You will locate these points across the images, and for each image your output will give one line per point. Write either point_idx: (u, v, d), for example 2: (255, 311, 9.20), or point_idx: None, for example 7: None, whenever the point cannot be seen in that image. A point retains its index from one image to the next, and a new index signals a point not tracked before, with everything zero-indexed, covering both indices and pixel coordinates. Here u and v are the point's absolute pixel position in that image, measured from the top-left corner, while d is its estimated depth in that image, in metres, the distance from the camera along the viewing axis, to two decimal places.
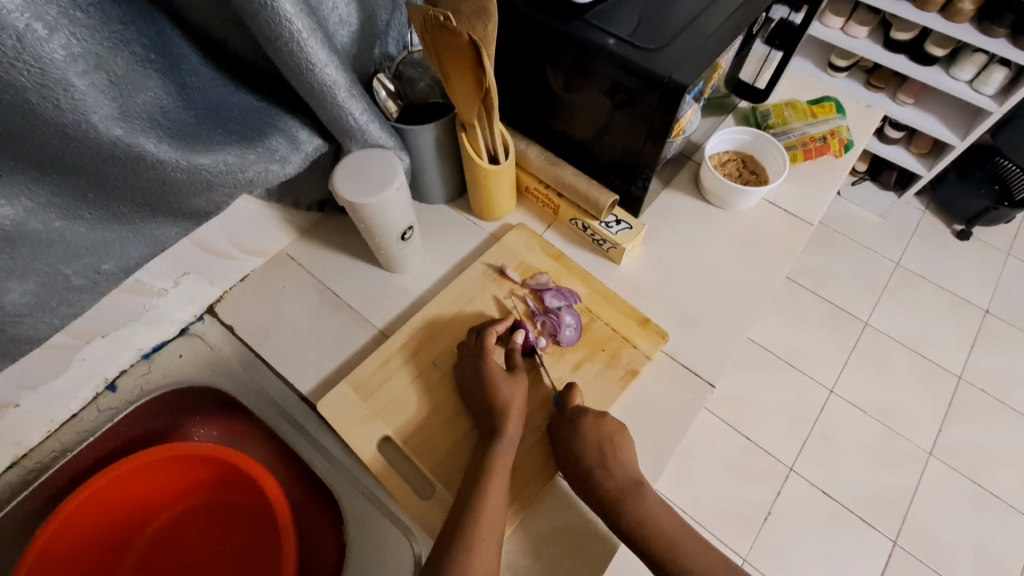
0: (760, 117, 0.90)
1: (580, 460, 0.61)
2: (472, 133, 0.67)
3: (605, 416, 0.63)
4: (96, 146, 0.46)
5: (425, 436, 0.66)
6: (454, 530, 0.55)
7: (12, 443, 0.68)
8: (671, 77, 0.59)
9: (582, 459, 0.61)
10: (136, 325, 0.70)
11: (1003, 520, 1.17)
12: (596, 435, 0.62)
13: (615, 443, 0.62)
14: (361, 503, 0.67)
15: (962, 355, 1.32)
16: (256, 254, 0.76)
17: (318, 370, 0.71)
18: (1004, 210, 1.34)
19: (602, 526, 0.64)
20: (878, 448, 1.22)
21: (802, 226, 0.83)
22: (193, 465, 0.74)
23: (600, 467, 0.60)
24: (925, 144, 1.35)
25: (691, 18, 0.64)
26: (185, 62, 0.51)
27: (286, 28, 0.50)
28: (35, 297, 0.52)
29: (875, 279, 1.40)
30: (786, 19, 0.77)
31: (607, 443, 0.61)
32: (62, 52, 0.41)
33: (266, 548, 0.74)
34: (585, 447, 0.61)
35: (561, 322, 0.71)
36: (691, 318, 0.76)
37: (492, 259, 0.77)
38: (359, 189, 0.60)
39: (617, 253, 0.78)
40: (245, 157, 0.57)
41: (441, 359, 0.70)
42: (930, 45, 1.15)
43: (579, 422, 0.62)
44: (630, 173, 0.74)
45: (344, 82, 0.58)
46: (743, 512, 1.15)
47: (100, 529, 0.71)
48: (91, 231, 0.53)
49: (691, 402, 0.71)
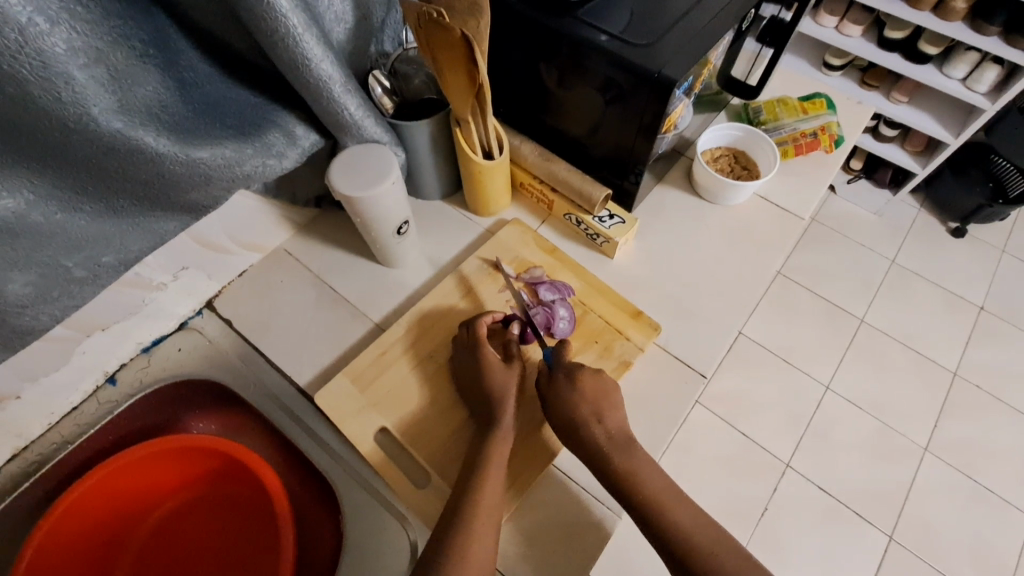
0: (752, 114, 0.92)
1: (568, 414, 0.62)
2: (466, 129, 0.68)
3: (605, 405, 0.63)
4: (96, 139, 0.47)
5: (421, 427, 0.67)
6: (451, 517, 0.56)
7: (13, 435, 0.69)
8: (661, 72, 0.60)
9: (574, 446, 0.62)
10: (135, 319, 0.71)
11: (998, 515, 1.18)
12: (590, 396, 0.62)
13: (608, 403, 0.62)
14: (358, 494, 0.68)
15: (957, 352, 1.33)
16: (253, 249, 0.77)
17: (316, 363, 0.72)
18: (998, 208, 1.35)
19: (597, 511, 0.65)
20: (875, 444, 1.22)
21: (793, 220, 0.84)
22: (192, 458, 0.75)
23: (596, 421, 0.61)
24: (919, 142, 1.36)
25: (681, 14, 0.65)
26: (183, 58, 0.52)
27: (282, 24, 0.51)
28: (36, 288, 0.53)
29: (870, 276, 1.41)
30: (777, 17, 0.79)
31: (600, 401, 0.62)
32: (63, 46, 0.42)
33: (264, 540, 0.75)
34: (576, 414, 0.61)
35: (555, 314, 0.71)
36: (684, 310, 0.77)
37: (486, 253, 0.78)
38: (355, 182, 0.61)
39: (610, 247, 0.79)
40: (242, 151, 0.58)
41: (436, 352, 0.71)
42: (923, 43, 1.16)
43: (573, 376, 0.63)
44: (622, 168, 0.75)
45: (340, 78, 0.59)
46: (741, 507, 1.15)
47: (100, 521, 0.72)
48: (91, 224, 0.54)
49: (684, 393, 0.72)
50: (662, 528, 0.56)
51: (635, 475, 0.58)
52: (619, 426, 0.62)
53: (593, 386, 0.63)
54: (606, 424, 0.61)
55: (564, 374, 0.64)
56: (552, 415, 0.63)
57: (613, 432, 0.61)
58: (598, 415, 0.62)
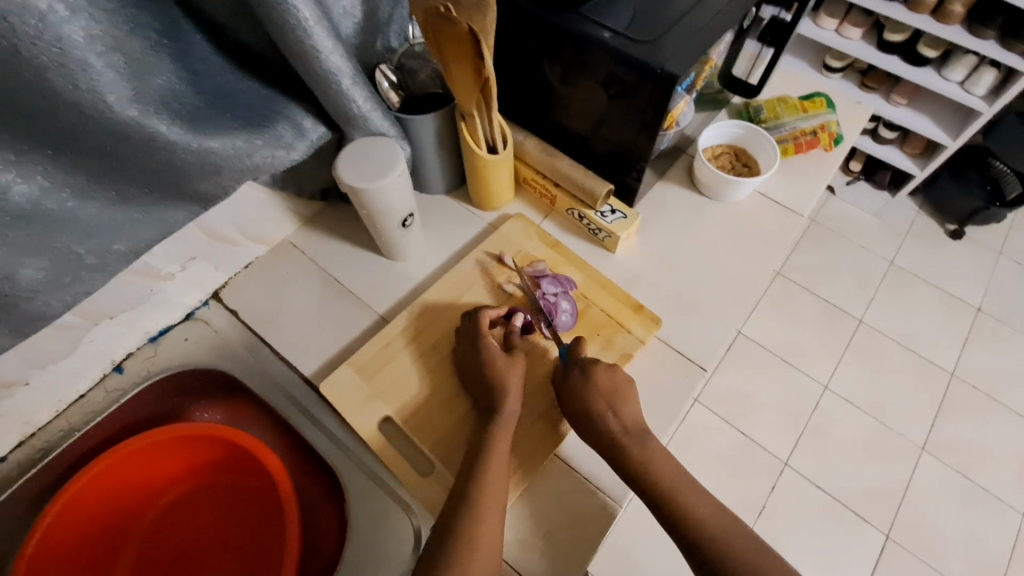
0: (753, 113, 0.92)
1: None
2: (471, 123, 0.69)
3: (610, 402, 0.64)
4: (111, 126, 0.48)
5: (424, 416, 0.68)
6: (458, 503, 0.57)
7: (21, 423, 0.69)
8: (664, 68, 0.61)
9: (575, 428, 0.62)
10: (142, 309, 0.72)
11: (994, 514, 1.19)
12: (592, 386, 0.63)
13: (622, 395, 0.63)
14: (363, 481, 0.69)
15: (955, 353, 1.34)
16: (260, 241, 0.78)
17: (321, 354, 0.73)
18: (996, 210, 1.37)
19: (598, 500, 0.66)
20: (872, 444, 1.23)
21: (794, 217, 0.85)
22: (197, 446, 0.76)
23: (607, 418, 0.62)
24: (917, 144, 1.37)
25: (685, 12, 0.66)
26: (195, 49, 0.53)
27: (293, 16, 0.52)
28: (48, 274, 0.54)
29: (869, 276, 1.42)
30: (778, 17, 0.79)
31: (609, 391, 0.63)
32: (82, 34, 0.43)
33: (269, 528, 0.76)
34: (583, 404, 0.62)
35: (557, 307, 0.73)
36: (686, 305, 0.78)
37: (490, 247, 0.79)
38: (364, 174, 0.62)
39: (612, 241, 0.80)
40: (252, 142, 0.59)
41: (440, 343, 0.72)
42: (921, 46, 1.18)
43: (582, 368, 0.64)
44: (625, 164, 0.77)
45: (348, 70, 0.60)
46: (740, 505, 1.17)
47: (106, 509, 0.73)
48: (102, 212, 0.55)
49: (684, 384, 0.73)
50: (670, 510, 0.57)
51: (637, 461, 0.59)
52: (631, 415, 0.63)
53: (603, 374, 0.64)
54: (613, 411, 0.62)
55: (581, 370, 0.65)
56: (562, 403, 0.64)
57: (621, 418, 0.62)
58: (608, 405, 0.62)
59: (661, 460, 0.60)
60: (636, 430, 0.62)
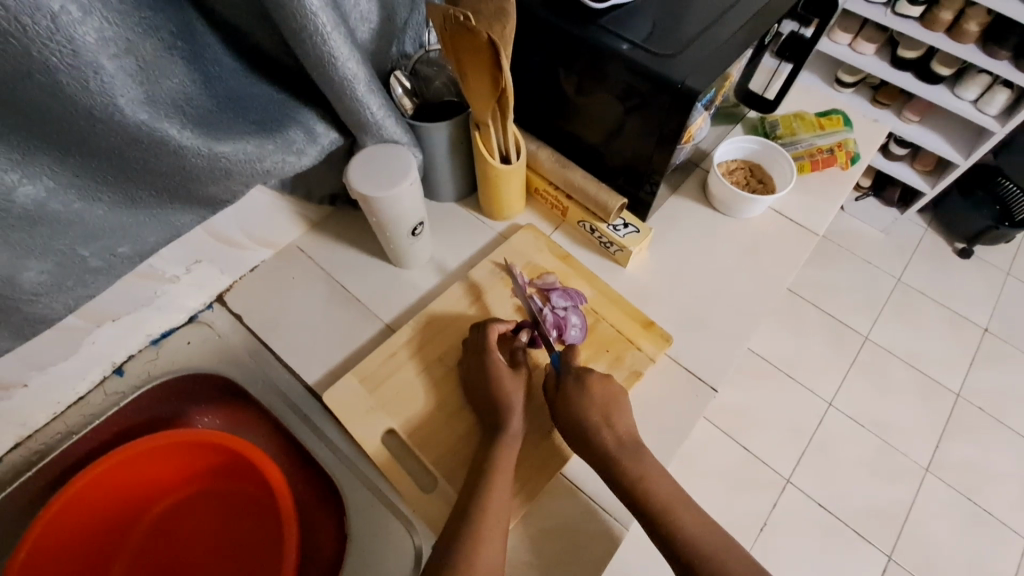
0: (769, 128, 0.91)
1: (579, 422, 0.60)
2: (485, 133, 0.68)
3: (607, 383, 0.63)
4: (121, 130, 0.47)
5: (429, 431, 0.66)
6: (460, 522, 0.56)
7: (18, 424, 0.68)
8: (684, 83, 0.60)
9: (581, 442, 0.61)
10: (145, 311, 0.71)
11: (998, 539, 1.18)
12: (601, 398, 0.61)
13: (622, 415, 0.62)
14: (364, 495, 0.67)
15: (961, 372, 1.33)
16: (267, 245, 0.77)
17: (325, 362, 0.72)
18: (1005, 230, 1.35)
19: (604, 521, 0.65)
20: (876, 462, 1.22)
21: (807, 235, 0.84)
22: (196, 453, 0.74)
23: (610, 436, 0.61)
24: (928, 162, 1.36)
25: (705, 26, 0.65)
26: (209, 52, 0.52)
27: (310, 21, 0.51)
28: (51, 277, 0.52)
29: (875, 292, 1.41)
30: (797, 32, 0.77)
31: (616, 408, 0.61)
32: (94, 35, 0.41)
33: (267, 538, 0.74)
34: (585, 419, 0.60)
35: (567, 321, 0.71)
36: (696, 320, 0.77)
37: (499, 258, 0.78)
38: (375, 182, 0.61)
39: (624, 256, 0.79)
40: (263, 147, 0.58)
41: (447, 354, 0.71)
42: (937, 64, 1.17)
43: (590, 381, 0.63)
44: (639, 178, 0.75)
45: (364, 77, 0.59)
46: (740, 521, 1.15)
47: (102, 515, 0.71)
48: (108, 214, 0.54)
49: (693, 404, 0.71)
50: (675, 533, 0.55)
51: (646, 480, 0.57)
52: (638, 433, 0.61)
53: (609, 392, 0.62)
54: (619, 425, 0.60)
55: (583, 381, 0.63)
56: (567, 425, 0.62)
57: (628, 432, 0.60)
58: (610, 416, 0.61)
59: (667, 482, 0.58)
60: (643, 452, 0.60)
